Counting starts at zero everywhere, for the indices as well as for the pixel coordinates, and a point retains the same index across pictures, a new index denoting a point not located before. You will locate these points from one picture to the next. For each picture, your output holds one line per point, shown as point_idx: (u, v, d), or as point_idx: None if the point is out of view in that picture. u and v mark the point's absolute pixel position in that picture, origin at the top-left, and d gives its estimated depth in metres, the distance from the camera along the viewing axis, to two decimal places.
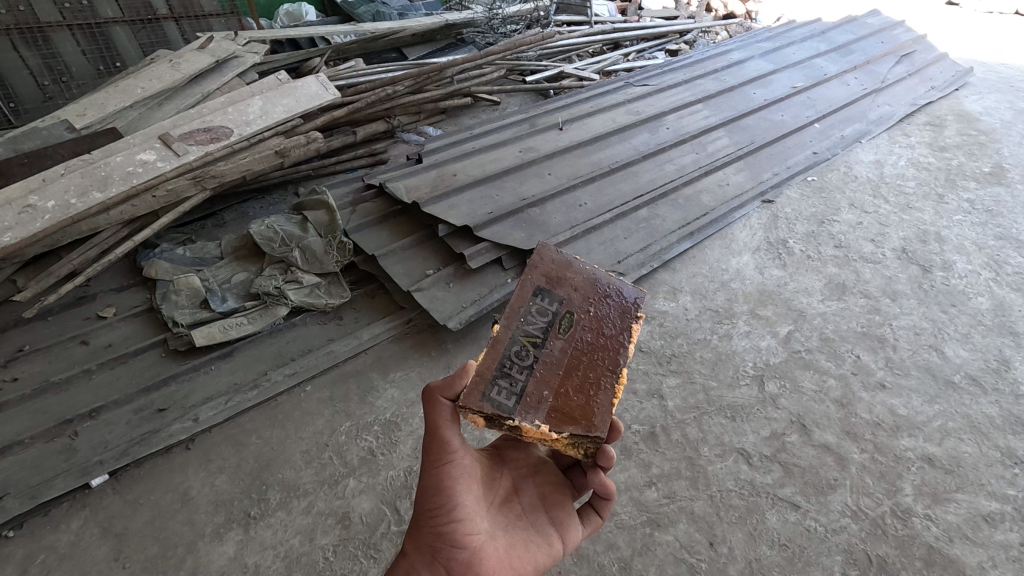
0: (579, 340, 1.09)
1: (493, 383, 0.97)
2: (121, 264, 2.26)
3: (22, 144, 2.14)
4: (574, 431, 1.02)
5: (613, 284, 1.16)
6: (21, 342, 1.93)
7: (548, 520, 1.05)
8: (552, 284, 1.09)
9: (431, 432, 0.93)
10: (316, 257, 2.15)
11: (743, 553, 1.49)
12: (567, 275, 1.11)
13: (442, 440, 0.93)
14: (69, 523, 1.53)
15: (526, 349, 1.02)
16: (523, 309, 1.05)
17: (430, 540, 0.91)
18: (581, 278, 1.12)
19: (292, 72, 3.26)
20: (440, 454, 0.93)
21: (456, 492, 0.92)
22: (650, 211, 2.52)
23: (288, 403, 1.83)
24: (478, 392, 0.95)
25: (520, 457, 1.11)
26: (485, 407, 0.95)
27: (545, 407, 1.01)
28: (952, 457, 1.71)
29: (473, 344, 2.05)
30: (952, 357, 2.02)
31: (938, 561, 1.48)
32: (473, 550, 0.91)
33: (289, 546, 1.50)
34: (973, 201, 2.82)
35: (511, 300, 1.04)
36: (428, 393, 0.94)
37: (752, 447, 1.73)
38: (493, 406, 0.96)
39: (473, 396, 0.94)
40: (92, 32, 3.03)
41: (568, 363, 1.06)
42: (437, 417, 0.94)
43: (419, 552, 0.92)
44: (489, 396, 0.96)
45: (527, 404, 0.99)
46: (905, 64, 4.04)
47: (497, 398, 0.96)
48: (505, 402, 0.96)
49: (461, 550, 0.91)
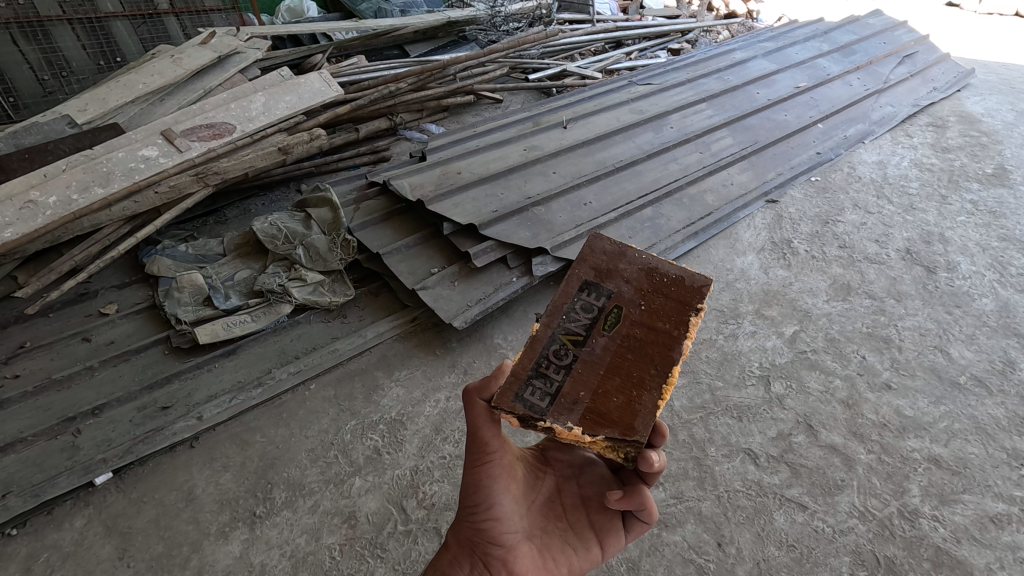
0: (626, 336, 1.01)
1: (527, 383, 0.97)
2: (124, 260, 2.25)
3: (22, 139, 2.11)
4: (607, 433, 0.94)
5: (672, 272, 1.06)
6: (23, 339, 1.92)
7: (589, 524, 0.95)
8: (602, 277, 1.05)
9: (470, 432, 0.93)
10: (320, 255, 2.14)
11: (751, 554, 1.49)
12: (618, 267, 1.06)
13: (481, 440, 0.92)
14: (72, 522, 1.52)
15: (566, 347, 1.00)
16: (566, 306, 1.04)
17: (470, 533, 0.89)
18: (633, 270, 1.06)
19: (294, 68, 3.23)
20: (478, 451, 0.92)
21: (492, 488, 0.90)
22: (654, 210, 2.51)
23: (293, 401, 1.82)
24: (512, 391, 0.95)
25: (563, 458, 1.03)
26: (517, 407, 0.94)
27: (581, 408, 0.96)
28: (958, 458, 1.71)
29: (479, 342, 2.04)
30: (957, 359, 2.01)
31: (946, 562, 1.48)
32: (510, 549, 0.87)
33: (295, 545, 1.49)
34: (976, 202, 2.82)
35: (554, 297, 1.04)
36: (466, 394, 0.96)
37: (759, 448, 1.73)
38: (525, 405, 0.95)
39: (507, 394, 0.95)
40: (92, 26, 3.01)
41: (612, 361, 1.00)
42: (475, 416, 0.94)
43: (459, 546, 0.91)
44: (522, 396, 0.95)
45: (561, 404, 0.96)
46: (907, 65, 4.03)
47: (529, 398, 0.95)
48: (537, 402, 0.95)
49: (497, 547, 0.87)
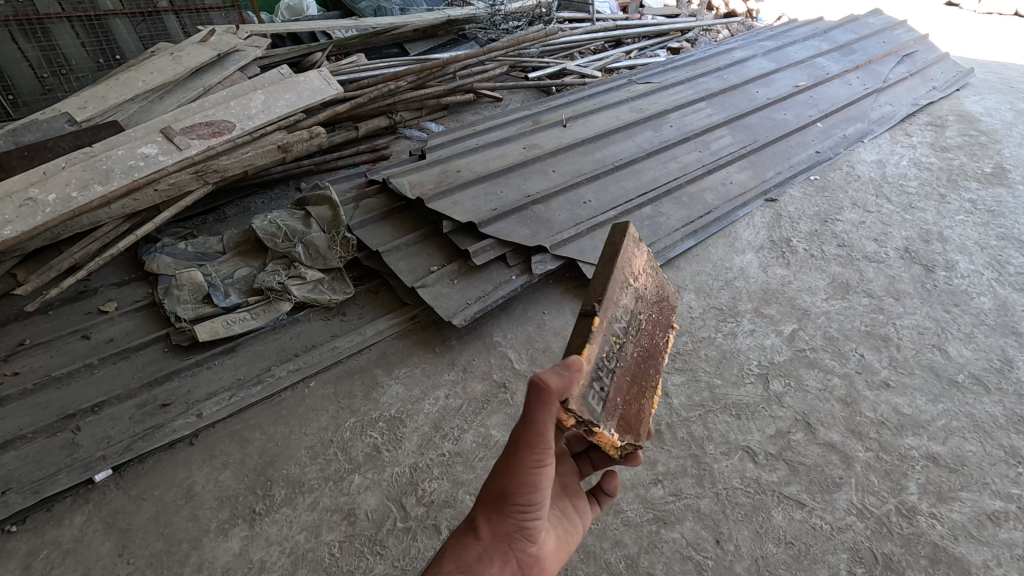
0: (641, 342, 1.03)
1: (589, 386, 0.82)
2: (123, 258, 2.25)
3: (21, 137, 2.11)
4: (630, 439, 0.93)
5: (664, 287, 1.15)
6: (22, 336, 1.92)
7: (572, 506, 0.94)
8: (632, 274, 0.99)
9: (537, 431, 0.72)
10: (319, 253, 2.14)
11: (750, 550, 1.50)
12: (642, 270, 1.04)
13: (547, 441, 0.73)
14: (72, 519, 1.52)
15: (614, 350, 0.91)
16: (615, 301, 0.92)
17: (512, 529, 0.75)
18: (649, 277, 1.07)
19: (293, 66, 3.23)
20: (540, 452, 0.73)
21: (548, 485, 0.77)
22: (653, 209, 2.52)
23: (292, 399, 1.82)
24: (580, 392, 0.79)
25: None
26: (583, 412, 0.79)
27: (618, 414, 0.91)
28: (956, 456, 1.71)
29: (479, 340, 2.04)
30: (955, 357, 2.02)
31: (943, 559, 1.48)
32: (542, 546, 0.78)
33: (294, 542, 1.49)
34: (975, 201, 2.82)
35: (609, 289, 0.89)
36: (542, 389, 0.70)
37: (757, 446, 1.73)
38: (589, 411, 0.80)
39: (576, 396, 0.78)
40: (91, 24, 3.01)
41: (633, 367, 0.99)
42: (545, 414, 0.71)
43: (491, 546, 0.73)
44: (586, 399, 0.80)
45: (608, 411, 0.88)
46: (906, 64, 4.03)
47: (592, 402, 0.81)
48: (597, 407, 0.83)
49: (533, 545, 0.77)
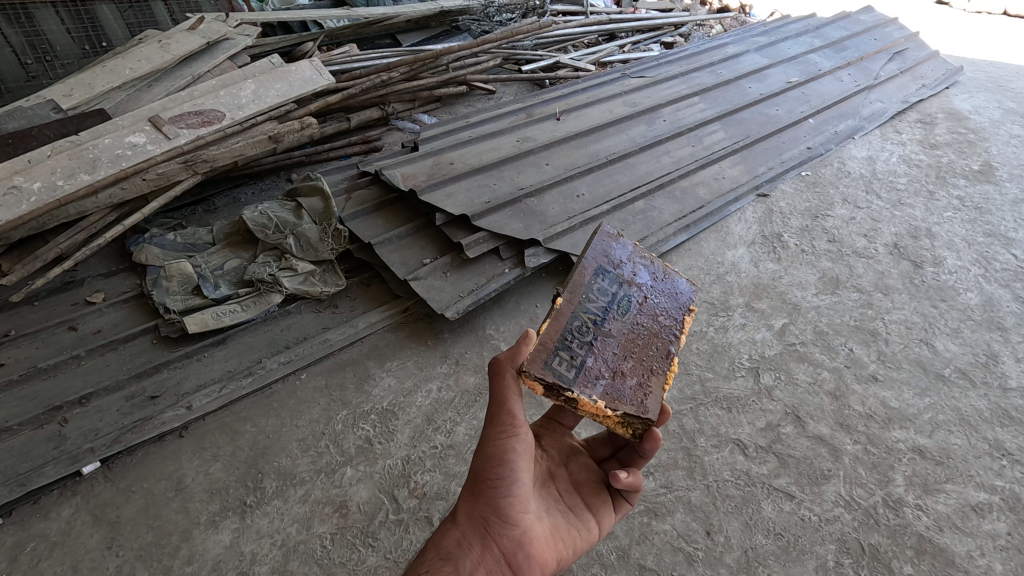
0: (637, 324, 1.13)
1: (555, 353, 0.99)
2: (110, 248, 2.22)
3: (3, 124, 2.06)
4: (627, 411, 1.03)
5: (669, 278, 1.24)
6: (7, 328, 1.89)
7: (584, 505, 1.02)
8: (608, 268, 1.14)
9: (496, 404, 0.89)
10: (311, 244, 2.12)
11: (739, 542, 1.51)
12: (629, 262, 1.18)
13: (507, 411, 0.89)
14: (59, 512, 1.50)
15: (586, 325, 1.06)
16: (584, 287, 1.09)
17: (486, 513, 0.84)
18: (640, 270, 1.19)
19: (284, 56, 3.17)
20: (505, 425, 0.88)
21: (519, 463, 0.86)
22: (646, 203, 2.52)
23: (284, 391, 1.81)
24: (541, 358, 0.97)
25: (555, 444, 1.09)
26: (545, 375, 0.96)
27: (601, 384, 1.02)
28: (941, 449, 1.74)
29: (471, 333, 2.03)
30: (942, 351, 2.05)
31: (928, 550, 1.50)
32: (526, 529, 0.85)
33: (286, 534, 1.48)
34: (962, 198, 2.85)
35: (574, 277, 1.08)
36: (496, 366, 0.93)
37: (748, 438, 1.75)
38: (553, 374, 0.97)
39: (536, 361, 0.96)
40: (77, 10, 2.97)
41: (625, 346, 1.10)
42: (504, 388, 0.91)
43: (467, 524, 0.84)
44: (550, 364, 0.97)
45: (586, 377, 1.01)
46: (897, 62, 4.06)
47: (555, 366, 0.97)
48: (564, 371, 0.98)
49: (515, 527, 0.85)
